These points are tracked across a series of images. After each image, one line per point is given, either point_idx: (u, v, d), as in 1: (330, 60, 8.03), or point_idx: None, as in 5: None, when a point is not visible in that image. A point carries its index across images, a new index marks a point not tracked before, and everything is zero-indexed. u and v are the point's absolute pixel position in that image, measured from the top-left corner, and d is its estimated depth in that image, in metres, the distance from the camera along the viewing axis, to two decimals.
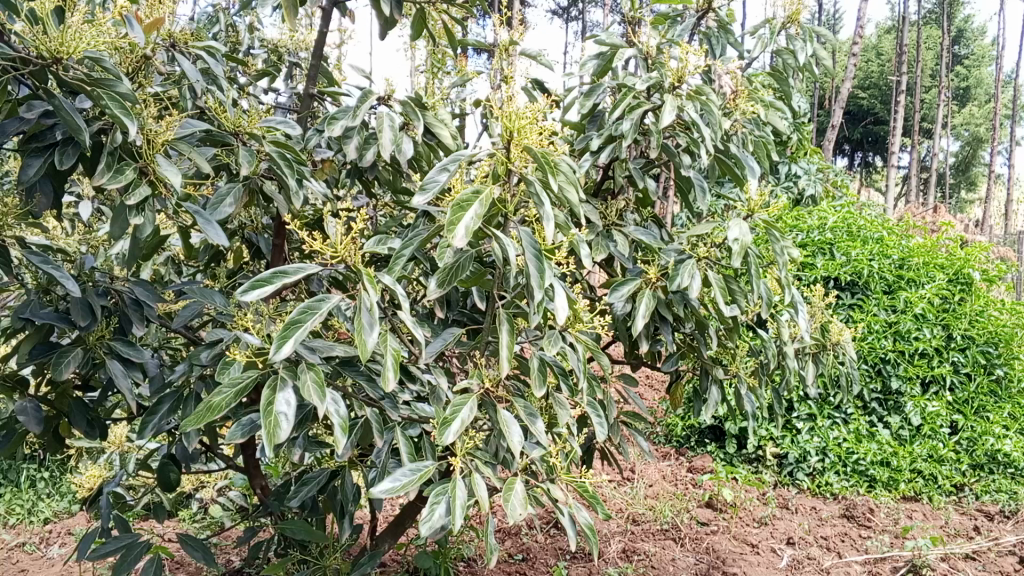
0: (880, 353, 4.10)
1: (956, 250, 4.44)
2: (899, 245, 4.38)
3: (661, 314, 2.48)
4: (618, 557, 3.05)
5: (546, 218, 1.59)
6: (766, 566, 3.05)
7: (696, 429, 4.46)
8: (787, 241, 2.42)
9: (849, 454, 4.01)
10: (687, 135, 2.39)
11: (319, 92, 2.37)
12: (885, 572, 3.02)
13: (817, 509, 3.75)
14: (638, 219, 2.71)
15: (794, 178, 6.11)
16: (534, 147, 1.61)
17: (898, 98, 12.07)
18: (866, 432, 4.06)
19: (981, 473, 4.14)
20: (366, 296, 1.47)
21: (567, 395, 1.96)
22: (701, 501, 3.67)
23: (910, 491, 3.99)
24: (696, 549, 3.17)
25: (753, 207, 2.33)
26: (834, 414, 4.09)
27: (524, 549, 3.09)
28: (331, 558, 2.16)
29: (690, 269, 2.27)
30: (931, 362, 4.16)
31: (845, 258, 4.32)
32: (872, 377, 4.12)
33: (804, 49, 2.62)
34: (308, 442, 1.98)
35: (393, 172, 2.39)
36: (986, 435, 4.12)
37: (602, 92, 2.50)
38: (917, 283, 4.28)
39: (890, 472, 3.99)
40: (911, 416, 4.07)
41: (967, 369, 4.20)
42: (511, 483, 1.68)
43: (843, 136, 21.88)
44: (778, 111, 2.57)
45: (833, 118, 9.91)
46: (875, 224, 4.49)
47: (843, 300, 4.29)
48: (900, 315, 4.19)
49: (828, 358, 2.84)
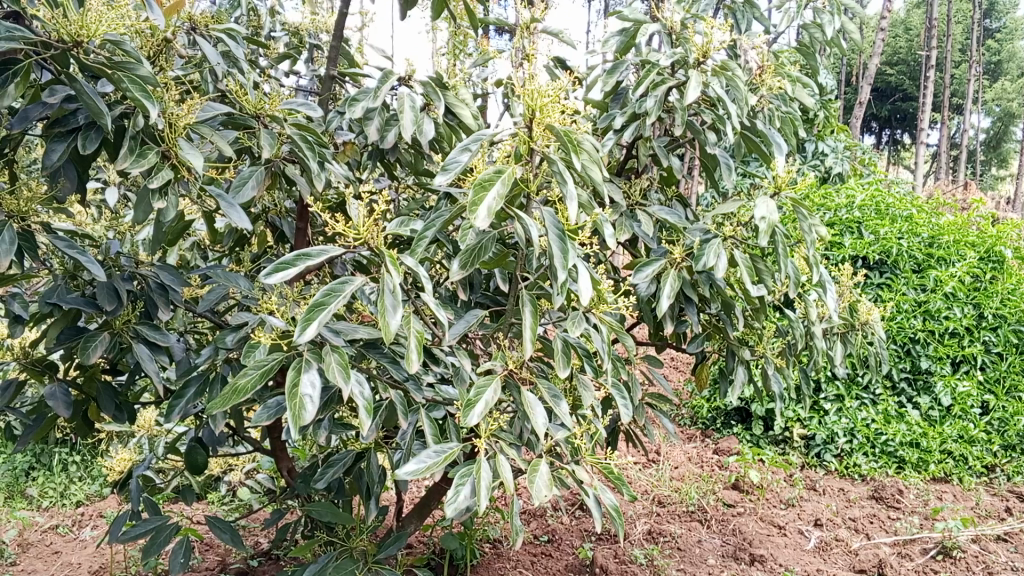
0: (910, 332, 4.06)
1: (987, 227, 4.36)
2: (929, 223, 4.31)
3: (686, 295, 2.45)
4: (643, 538, 3.04)
5: (569, 197, 1.57)
6: (793, 548, 3.03)
7: (722, 410, 4.44)
8: (815, 219, 2.38)
9: (878, 435, 3.96)
10: (712, 112, 2.36)
11: (340, 73, 2.36)
12: (915, 554, 2.98)
13: (845, 490, 3.71)
14: (663, 199, 2.68)
15: (821, 157, 6.04)
16: (557, 126, 1.59)
17: (928, 73, 11.77)
18: (895, 413, 4.00)
19: (1013, 454, 4.05)
20: (389, 278, 1.47)
21: (592, 376, 1.94)
22: (727, 483, 3.66)
23: (940, 472, 3.92)
24: (722, 531, 3.16)
25: (780, 184, 2.30)
26: (862, 394, 4.06)
27: (550, 530, 3.09)
28: (357, 539, 2.16)
29: (716, 249, 2.24)
30: (962, 341, 4.08)
31: (874, 237, 4.27)
32: (901, 357, 4.08)
33: (832, 23, 2.56)
34: (333, 425, 1.98)
35: (415, 154, 2.38)
36: (1018, 415, 4.04)
37: (626, 69, 2.47)
38: (948, 261, 4.21)
39: (919, 453, 3.93)
40: (941, 396, 4.00)
41: (998, 349, 4.12)
42: (536, 465, 1.67)
43: (872, 113, 21.52)
44: (805, 86, 2.52)
45: (862, 95, 9.36)
46: (905, 202, 4.42)
47: (871, 279, 4.24)
48: (930, 294, 4.13)
49: (856, 338, 2.80)
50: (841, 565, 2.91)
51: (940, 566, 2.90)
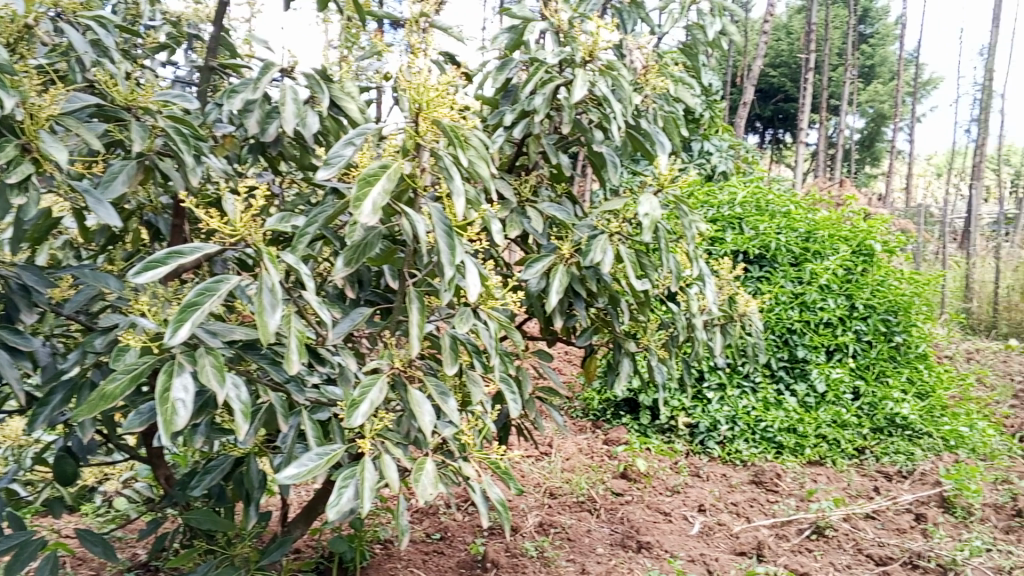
0: (787, 323, 4.26)
1: (859, 222, 4.57)
2: (805, 218, 4.50)
3: (574, 290, 2.48)
4: (535, 531, 3.07)
5: (455, 192, 1.57)
6: (678, 533, 3.13)
7: (612, 402, 4.53)
8: (696, 215, 2.46)
9: (758, 422, 4.14)
10: (599, 111, 2.40)
11: (219, 65, 2.28)
12: (791, 535, 3.12)
13: (727, 476, 3.85)
14: (552, 196, 2.70)
15: (707, 155, 6.21)
16: (442, 121, 1.59)
17: (806, 76, 12.28)
18: (774, 400, 4.19)
19: (881, 436, 4.24)
20: (267, 276, 1.43)
21: (481, 372, 1.94)
22: (616, 472, 3.73)
23: (815, 456, 4.09)
24: (611, 520, 3.23)
25: (664, 182, 2.36)
26: (742, 382, 4.23)
27: (443, 528, 3.08)
28: (240, 546, 2.11)
29: (603, 245, 2.27)
30: (835, 331, 4.30)
31: (754, 233, 4.44)
32: (779, 347, 4.28)
33: (713, 26, 2.65)
34: (212, 429, 1.91)
35: (299, 149, 2.33)
36: (885, 400, 4.26)
37: (515, 66, 2.48)
38: (822, 255, 4.43)
39: (796, 437, 4.11)
40: (815, 383, 4.20)
41: (868, 337, 4.33)
42: (422, 464, 1.66)
43: (754, 114, 22.37)
44: (687, 87, 2.59)
45: (745, 96, 9.59)
46: (783, 199, 4.62)
47: (752, 273, 4.42)
48: (805, 286, 4.33)
49: (735, 329, 2.90)
50: (722, 548, 3.02)
51: (813, 545, 3.04)
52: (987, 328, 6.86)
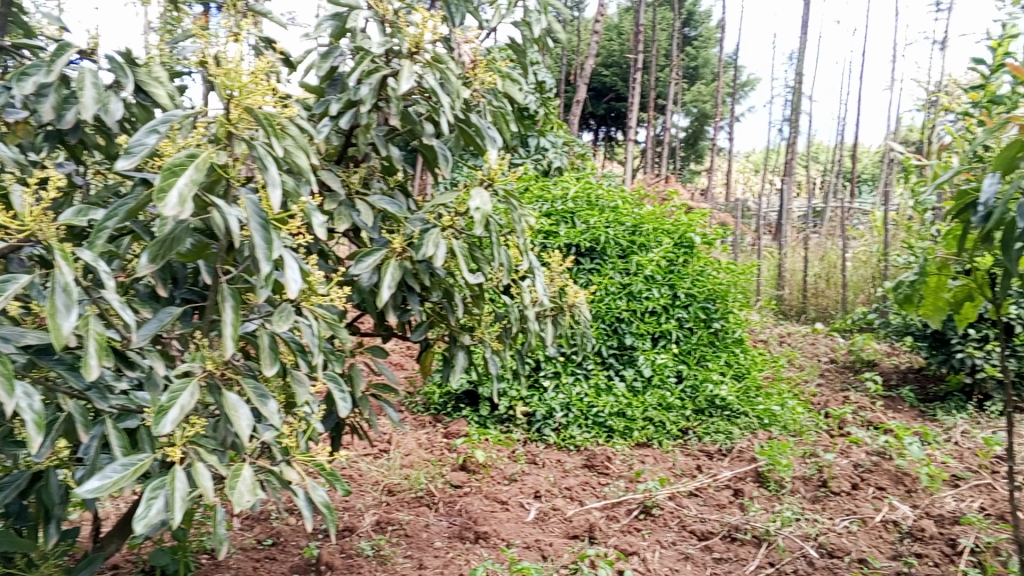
0: (615, 312, 4.42)
1: (681, 215, 4.81)
2: (632, 212, 4.68)
3: (407, 284, 2.44)
4: (371, 529, 3.02)
5: (270, 184, 1.51)
6: (514, 521, 3.17)
7: (453, 395, 4.52)
8: (525, 208, 2.49)
9: (590, 407, 4.26)
10: (427, 103, 2.37)
11: (9, 44, 2.07)
12: (621, 516, 3.22)
13: (561, 461, 3.93)
14: (383, 189, 2.65)
15: (543, 151, 6.28)
16: (256, 111, 1.52)
17: (635, 75, 12.78)
18: (605, 385, 4.32)
19: (703, 417, 4.44)
20: (59, 275, 1.32)
21: (306, 371, 1.87)
22: (454, 465, 3.73)
23: (643, 438, 4.25)
24: (448, 513, 3.24)
25: (493, 176, 2.37)
26: (575, 370, 4.33)
27: (275, 533, 2.97)
28: (42, 568, 1.96)
29: (435, 238, 2.24)
30: (660, 319, 4.51)
31: (585, 226, 4.57)
32: (609, 335, 4.43)
33: (539, 22, 2.69)
34: (3, 442, 1.74)
35: (104, 137, 2.16)
36: (706, 382, 4.47)
37: (340, 55, 2.41)
38: (647, 247, 4.62)
39: (625, 421, 4.25)
40: (642, 368, 4.38)
41: (689, 324, 4.57)
42: (238, 470, 1.58)
43: (588, 112, 23.08)
44: (515, 82, 2.61)
45: (578, 93, 9.85)
46: (612, 193, 4.77)
47: (583, 265, 4.55)
48: (632, 277, 4.51)
49: (566, 319, 2.96)
50: (556, 533, 3.08)
51: (642, 524, 3.15)
52: (796, 312, 7.48)
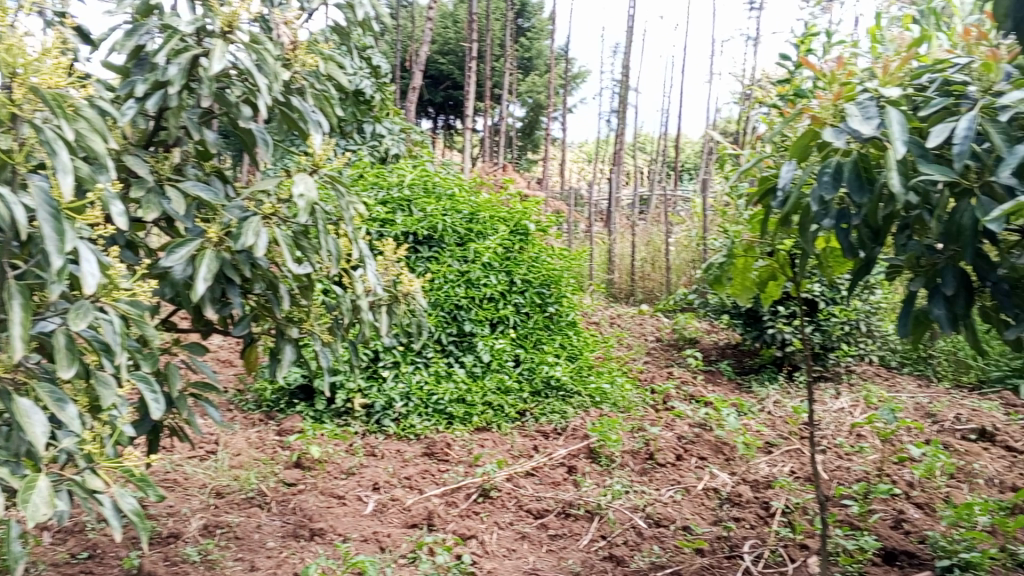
0: (454, 300, 4.41)
1: (516, 203, 4.87)
2: (469, 200, 4.69)
3: (227, 276, 2.32)
4: (199, 534, 2.87)
5: (61, 170, 1.39)
6: (352, 515, 3.11)
7: (286, 390, 4.29)
8: (352, 195, 2.42)
9: (430, 395, 4.19)
10: (244, 86, 2.25)
11: None
12: (460, 501, 3.21)
13: (400, 451, 3.86)
14: (200, 175, 2.51)
15: (379, 138, 6.07)
16: (41, 90, 1.39)
17: (470, 63, 12.79)
18: (445, 372, 4.28)
19: (539, 398, 4.47)
20: None
21: (113, 372, 1.74)
22: (288, 462, 3.60)
23: (482, 422, 4.21)
24: (282, 512, 3.14)
25: (317, 162, 2.28)
26: (416, 359, 4.27)
27: (90, 545, 2.76)
28: None
29: (255, 227, 2.14)
30: (498, 305, 4.54)
31: (422, 214, 4.52)
32: (448, 322, 4.41)
33: (362, 5, 2.61)
34: None
35: None
36: (542, 364, 4.51)
37: (146, 32, 2.24)
38: (484, 235, 4.66)
39: (465, 407, 4.20)
40: (481, 353, 4.37)
41: (526, 309, 4.64)
42: (32, 482, 1.46)
43: None
44: (339, 65, 2.53)
45: (413, 80, 9.74)
46: (449, 181, 4.75)
47: (421, 254, 4.51)
48: (470, 264, 4.52)
49: (400, 308, 2.90)
50: (395, 523, 3.05)
51: (481, 507, 3.16)
52: (626, 295, 7.75)
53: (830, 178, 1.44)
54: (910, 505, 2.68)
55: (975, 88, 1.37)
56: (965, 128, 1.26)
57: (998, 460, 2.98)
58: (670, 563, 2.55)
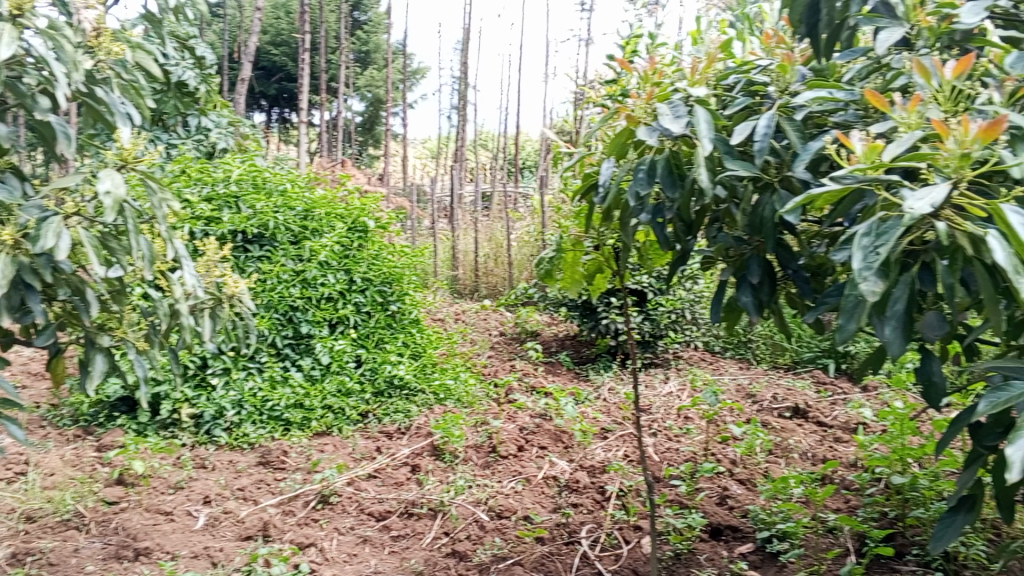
0: (289, 301, 4.27)
1: (353, 200, 4.77)
2: (302, 196, 4.57)
3: (26, 282, 2.12)
4: (5, 564, 2.63)
5: None
6: (181, 531, 2.95)
7: (105, 403, 4.03)
8: (167, 193, 2.27)
9: (265, 402, 4.04)
10: (38, 74, 2.06)
11: None
12: (298, 509, 3.11)
13: (234, 461, 3.69)
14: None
15: (205, 131, 5.80)
16: None
17: (306, 56, 12.44)
18: (281, 377, 4.14)
19: (382, 399, 4.35)
20: None
21: None
22: (109, 480, 3.35)
23: (321, 427, 4.08)
24: (103, 533, 2.93)
25: (125, 157, 2.12)
26: (248, 364, 4.10)
27: None
28: None
29: (56, 228, 1.96)
30: (336, 305, 4.44)
31: (251, 211, 4.35)
32: (283, 325, 4.27)
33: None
34: None
35: None
36: (385, 363, 4.42)
37: None
38: (320, 233, 4.54)
39: (303, 412, 4.07)
40: (320, 355, 4.28)
41: (367, 307, 4.54)
42: None
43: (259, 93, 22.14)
44: (149, 54, 2.36)
45: (244, 72, 9.35)
46: (280, 176, 4.59)
47: (251, 254, 4.34)
48: (306, 263, 4.40)
49: (226, 311, 2.76)
50: (228, 537, 2.91)
51: (319, 514, 3.08)
52: (470, 291, 7.79)
53: (645, 175, 1.52)
54: (732, 482, 2.84)
55: (772, 89, 1.46)
56: (763, 127, 1.34)
57: (810, 435, 3.20)
58: (511, 554, 2.56)
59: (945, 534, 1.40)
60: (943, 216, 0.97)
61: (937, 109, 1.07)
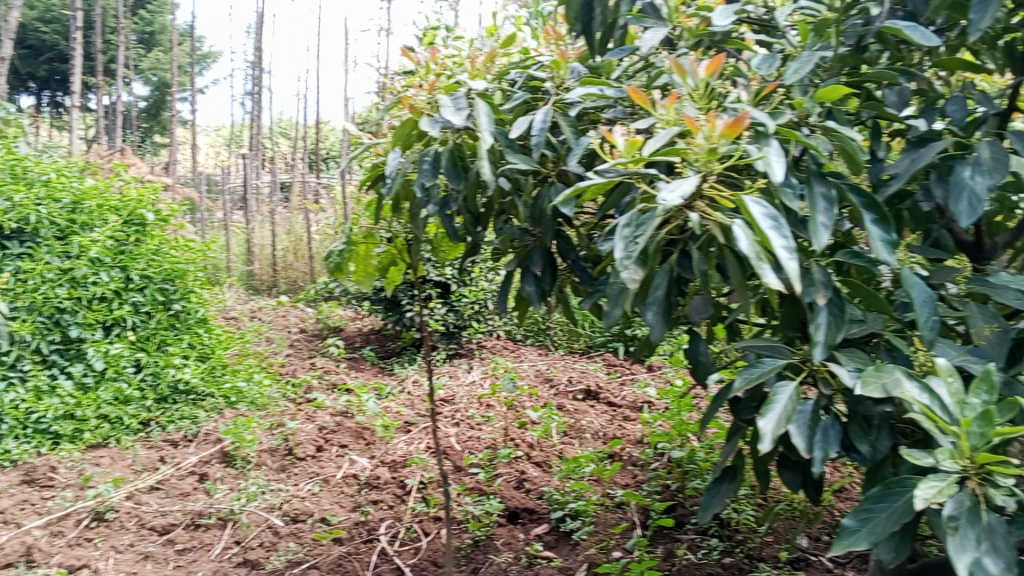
0: (55, 302, 3.91)
1: (129, 190, 4.43)
2: (69, 186, 4.23)
3: None
4: None
5: None
6: None
7: None
8: None
9: (29, 415, 3.64)
10: None
11: None
12: (68, 530, 2.84)
13: None
14: None
15: None
16: None
17: (78, 33, 11.38)
18: (46, 387, 3.77)
19: (166, 406, 4.04)
20: None
21: None
22: None
23: (96, 439, 3.71)
24: None
25: None
26: (8, 374, 3.74)
27: None
28: None
29: None
30: (111, 306, 4.10)
31: (8, 204, 3.96)
32: (50, 329, 3.90)
33: None
34: None
35: None
36: (168, 368, 4.12)
37: None
38: (90, 227, 4.20)
39: (74, 424, 3.70)
40: (93, 361, 3.91)
41: (146, 308, 4.24)
42: None
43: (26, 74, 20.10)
44: None
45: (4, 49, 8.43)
46: (43, 165, 4.24)
47: (9, 251, 3.93)
48: (74, 260, 4.04)
49: None
50: None
51: (93, 533, 2.83)
52: (267, 286, 7.45)
53: (430, 167, 1.47)
54: (530, 465, 2.83)
55: (547, 85, 1.48)
56: (540, 121, 1.35)
57: (601, 416, 3.33)
58: (307, 558, 2.48)
59: (711, 501, 1.45)
60: (695, 208, 1.03)
61: (692, 106, 1.12)
